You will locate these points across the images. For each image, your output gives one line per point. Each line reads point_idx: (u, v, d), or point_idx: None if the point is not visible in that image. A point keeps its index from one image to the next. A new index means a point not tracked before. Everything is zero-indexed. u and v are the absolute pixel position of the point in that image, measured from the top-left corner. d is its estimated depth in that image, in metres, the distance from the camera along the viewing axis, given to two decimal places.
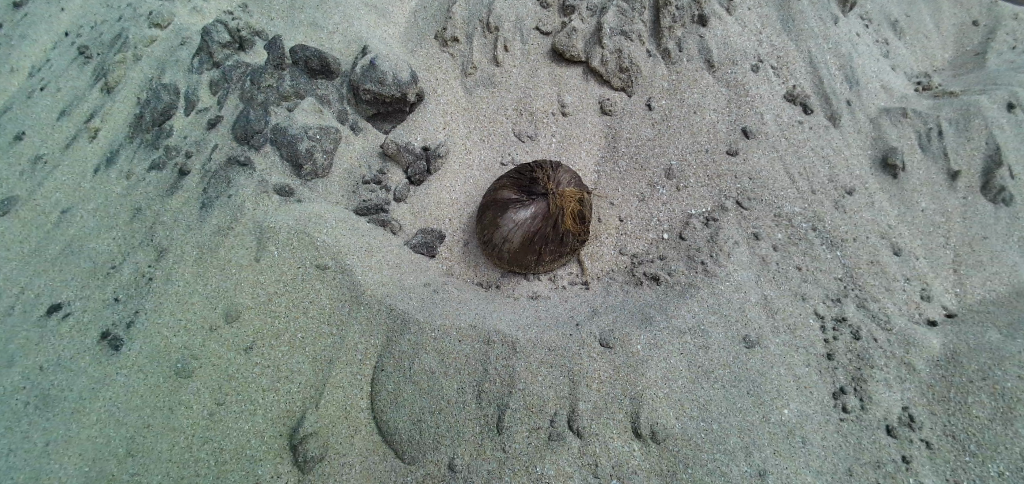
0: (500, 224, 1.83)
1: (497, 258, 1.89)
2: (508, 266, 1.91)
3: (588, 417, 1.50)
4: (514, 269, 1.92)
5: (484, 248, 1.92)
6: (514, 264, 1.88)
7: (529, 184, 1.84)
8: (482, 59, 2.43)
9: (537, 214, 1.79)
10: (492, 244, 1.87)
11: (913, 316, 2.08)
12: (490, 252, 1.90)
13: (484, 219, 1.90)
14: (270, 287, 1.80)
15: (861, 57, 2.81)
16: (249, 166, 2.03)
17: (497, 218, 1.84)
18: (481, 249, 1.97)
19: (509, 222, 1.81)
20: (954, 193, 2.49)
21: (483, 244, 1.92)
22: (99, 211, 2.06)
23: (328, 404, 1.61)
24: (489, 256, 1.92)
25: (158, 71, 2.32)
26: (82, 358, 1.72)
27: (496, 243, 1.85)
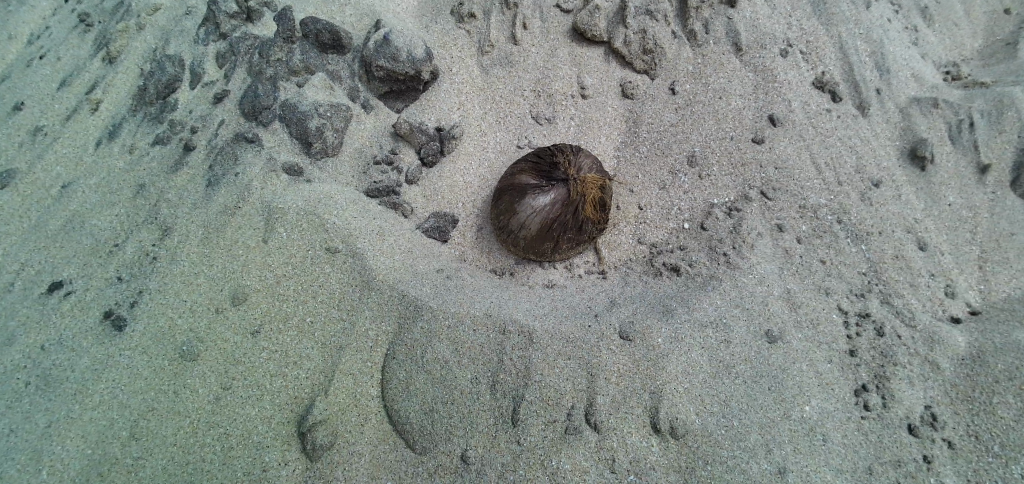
0: (518, 209, 1.76)
1: (512, 244, 1.83)
2: (523, 253, 1.85)
3: (606, 411, 1.45)
4: (530, 257, 1.86)
5: (500, 234, 1.86)
6: (530, 252, 1.82)
7: (549, 169, 1.77)
8: (499, 36, 2.33)
9: (557, 200, 1.72)
10: (508, 230, 1.80)
11: (937, 313, 2.03)
12: (505, 239, 1.84)
13: (500, 204, 1.84)
14: (278, 269, 1.74)
15: (891, 43, 2.70)
16: (257, 144, 1.96)
17: (514, 203, 1.77)
18: (496, 235, 1.91)
19: (527, 208, 1.74)
20: (983, 187, 2.41)
21: (498, 229, 1.86)
22: (101, 187, 1.99)
23: (337, 391, 1.57)
24: (505, 242, 1.86)
25: (162, 41, 2.23)
26: (84, 338, 1.68)
27: (512, 229, 1.78)
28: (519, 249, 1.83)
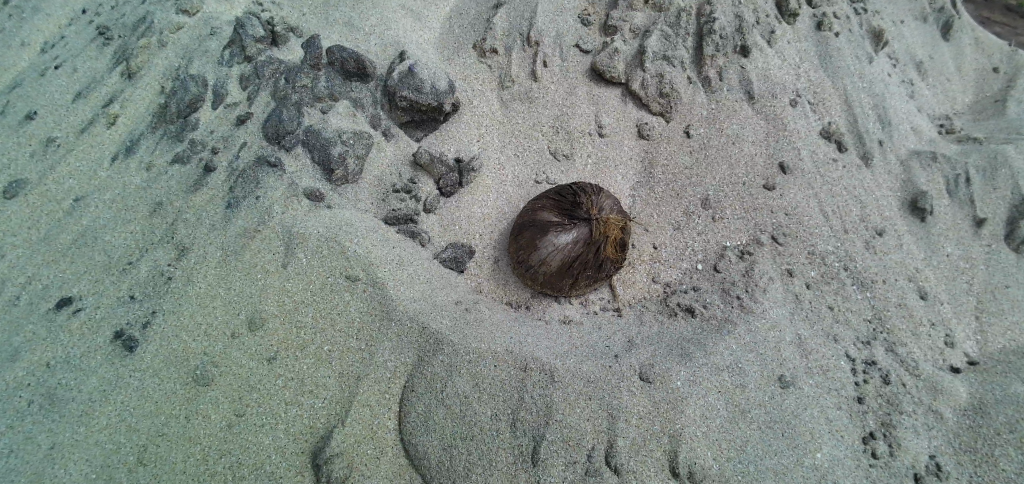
0: (538, 246, 1.78)
1: (530, 279, 1.85)
2: (540, 288, 1.87)
3: (625, 454, 1.45)
4: (546, 292, 1.88)
5: (517, 268, 1.88)
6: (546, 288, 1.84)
7: (571, 208, 1.81)
8: (521, 73, 2.40)
9: (578, 240, 1.75)
10: (527, 265, 1.83)
11: (937, 362, 2.08)
12: (523, 273, 1.86)
13: (519, 239, 1.86)
14: (297, 295, 1.73)
15: (891, 97, 2.83)
16: (279, 168, 1.97)
17: (534, 239, 1.79)
18: (513, 268, 1.92)
19: (548, 245, 1.76)
20: (977, 239, 2.51)
21: (516, 263, 1.88)
22: (117, 202, 1.97)
23: (354, 422, 1.54)
24: (522, 276, 1.88)
25: (186, 60, 2.25)
26: (93, 357, 1.63)
27: (532, 265, 1.80)
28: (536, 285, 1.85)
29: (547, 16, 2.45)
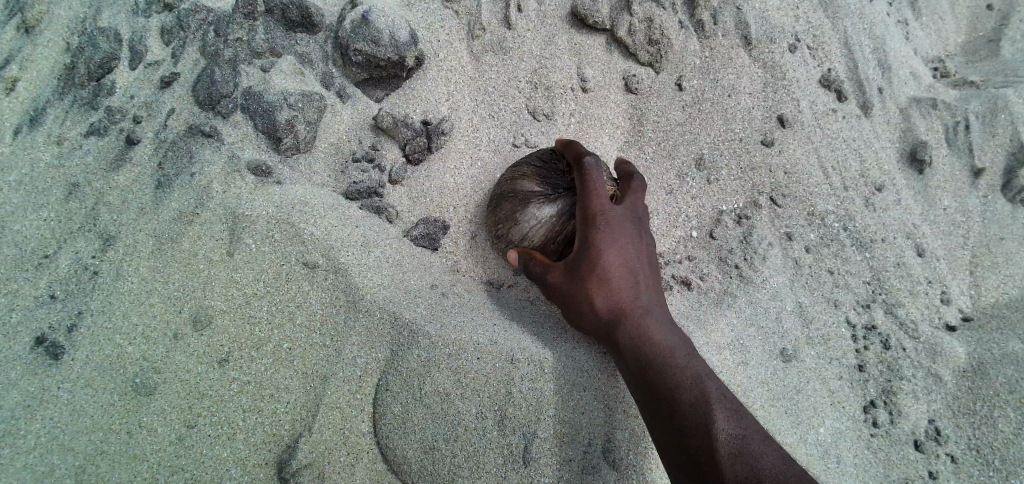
0: (518, 219, 1.57)
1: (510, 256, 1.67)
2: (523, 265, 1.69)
3: (625, 447, 1.33)
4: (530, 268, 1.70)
5: (497, 242, 1.70)
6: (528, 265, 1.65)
7: (555, 175, 1.59)
8: (492, 18, 2.10)
9: (563, 213, 1.53)
10: (506, 240, 1.64)
11: (934, 321, 2.02)
12: (503, 247, 1.68)
13: (497, 212, 1.66)
14: (248, 287, 1.51)
15: (891, 40, 2.63)
16: (216, 139, 1.69)
17: (513, 212, 1.59)
18: (494, 243, 1.73)
19: (528, 219, 1.55)
20: (974, 191, 2.42)
21: (496, 238, 1.69)
22: (23, 184, 1.66)
23: (322, 428, 1.38)
24: (503, 251, 1.70)
25: (92, 10, 1.88)
26: (10, 369, 1.40)
27: (511, 241, 1.62)
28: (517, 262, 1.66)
29: None
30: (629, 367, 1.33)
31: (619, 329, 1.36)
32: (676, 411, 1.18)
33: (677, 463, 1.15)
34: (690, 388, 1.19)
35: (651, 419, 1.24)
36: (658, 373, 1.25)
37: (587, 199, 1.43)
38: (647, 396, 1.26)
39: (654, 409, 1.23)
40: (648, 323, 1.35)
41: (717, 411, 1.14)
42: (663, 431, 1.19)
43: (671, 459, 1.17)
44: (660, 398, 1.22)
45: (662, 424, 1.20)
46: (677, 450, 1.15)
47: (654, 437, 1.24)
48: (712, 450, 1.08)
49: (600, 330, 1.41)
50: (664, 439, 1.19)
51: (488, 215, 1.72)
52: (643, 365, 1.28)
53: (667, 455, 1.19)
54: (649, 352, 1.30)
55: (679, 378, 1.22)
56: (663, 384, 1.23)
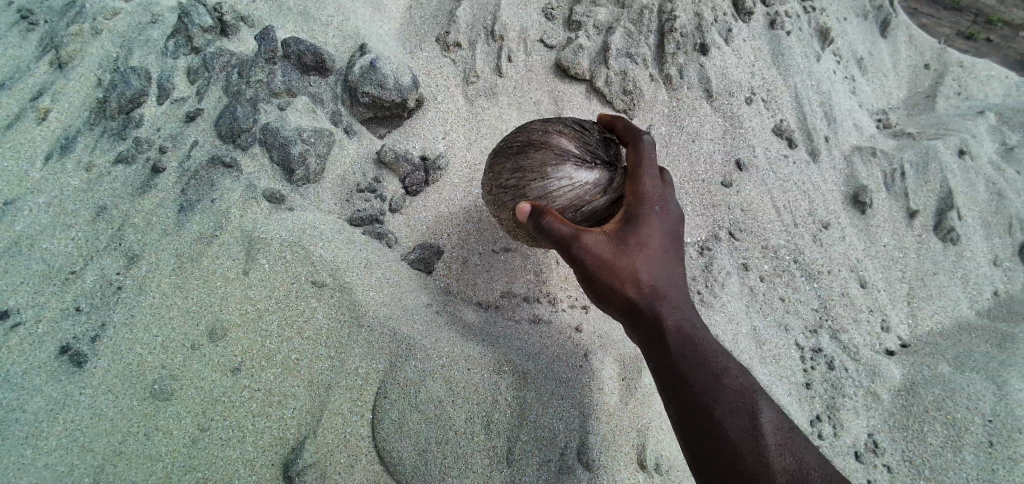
0: (545, 172, 1.44)
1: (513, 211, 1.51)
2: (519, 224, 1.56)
3: (598, 449, 1.49)
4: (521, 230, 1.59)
5: (503, 194, 1.53)
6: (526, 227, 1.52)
7: (598, 146, 1.52)
8: (486, 67, 2.37)
9: (595, 184, 1.44)
10: (518, 193, 1.48)
11: (875, 345, 2.27)
12: (508, 200, 1.52)
13: (518, 161, 1.49)
14: (261, 303, 1.67)
15: (837, 95, 2.99)
16: (235, 169, 1.88)
17: (542, 166, 1.45)
18: (496, 195, 1.56)
19: (557, 176, 1.42)
20: (911, 231, 2.72)
21: (503, 188, 1.52)
22: (53, 206, 1.83)
23: (325, 432, 1.52)
24: (505, 205, 1.54)
25: (124, 50, 2.08)
26: (37, 375, 1.53)
27: (525, 195, 1.46)
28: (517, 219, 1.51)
29: (511, 10, 2.45)
30: (665, 349, 1.28)
31: (659, 309, 1.31)
32: (720, 399, 1.19)
33: (715, 452, 1.15)
34: (734, 379, 1.21)
35: (687, 405, 1.22)
36: (702, 359, 1.24)
37: (643, 178, 1.40)
38: (686, 380, 1.23)
39: (694, 395, 1.21)
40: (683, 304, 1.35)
41: (757, 406, 1.18)
42: (704, 420, 1.18)
43: (708, 450, 1.17)
44: (702, 386, 1.21)
45: (703, 411, 1.19)
46: (718, 440, 1.15)
47: (686, 424, 1.23)
48: (756, 441, 1.12)
49: (634, 308, 1.34)
50: (704, 427, 1.18)
51: (501, 162, 1.55)
52: (685, 349, 1.26)
53: (705, 443, 1.18)
54: (690, 337, 1.27)
55: (720, 367, 1.23)
56: (705, 370, 1.23)
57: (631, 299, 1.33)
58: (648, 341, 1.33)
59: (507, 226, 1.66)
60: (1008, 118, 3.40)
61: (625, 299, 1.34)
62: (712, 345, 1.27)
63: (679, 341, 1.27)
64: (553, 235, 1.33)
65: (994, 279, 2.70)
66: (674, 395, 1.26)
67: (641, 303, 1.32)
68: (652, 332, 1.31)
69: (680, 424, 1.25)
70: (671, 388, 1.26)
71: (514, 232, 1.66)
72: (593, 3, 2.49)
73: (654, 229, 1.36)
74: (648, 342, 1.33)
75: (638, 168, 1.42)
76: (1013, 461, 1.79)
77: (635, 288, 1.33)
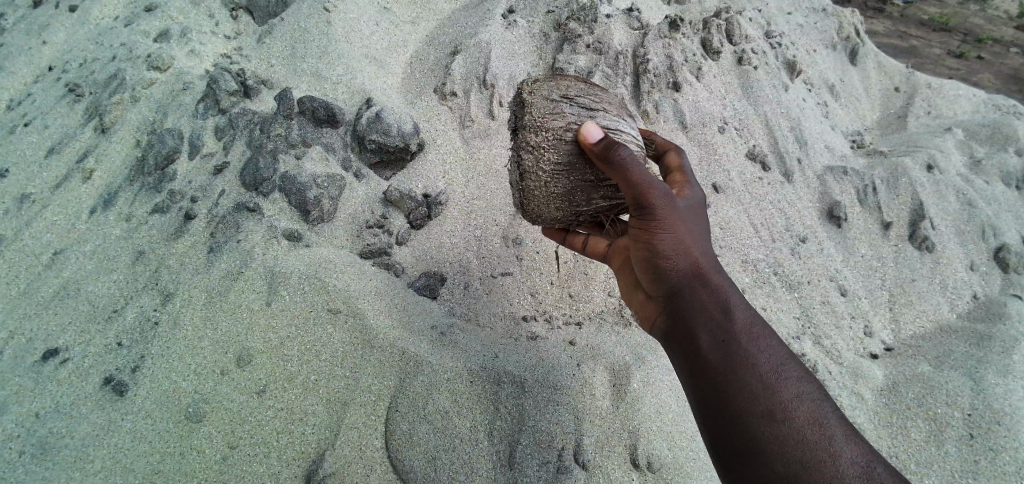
0: (618, 114, 1.38)
1: (571, 125, 1.28)
2: (561, 143, 1.27)
3: (591, 451, 1.67)
4: (555, 155, 1.27)
5: (565, 104, 1.32)
6: (571, 150, 1.26)
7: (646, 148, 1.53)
8: (479, 112, 2.63)
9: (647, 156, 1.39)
10: (585, 111, 1.33)
11: (859, 350, 2.39)
12: (568, 109, 1.32)
13: (594, 89, 1.40)
14: (282, 330, 1.85)
15: (807, 120, 3.21)
16: (258, 213, 2.10)
17: (616, 109, 1.40)
18: (558, 99, 1.33)
19: (625, 122, 1.38)
20: (887, 241, 2.87)
21: (568, 99, 1.34)
22: (98, 253, 2.06)
23: (342, 445, 1.67)
24: (562, 115, 1.30)
25: (160, 114, 2.36)
26: (83, 404, 1.70)
27: (596, 117, 1.32)
28: (571, 133, 1.27)
29: (500, 61, 2.73)
30: (717, 315, 1.02)
31: (714, 274, 1.08)
32: (779, 380, 0.91)
33: (768, 441, 0.85)
34: (795, 365, 0.94)
35: (735, 382, 0.93)
36: (760, 336, 0.97)
37: (688, 173, 1.39)
38: (738, 354, 0.95)
39: (748, 371, 0.93)
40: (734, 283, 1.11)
41: (820, 394, 0.90)
42: (754, 397, 0.90)
43: (759, 438, 0.86)
44: (757, 363, 0.94)
45: (757, 388, 0.91)
46: (774, 422, 0.86)
47: (728, 407, 0.93)
48: (822, 430, 0.84)
49: (688, 270, 1.09)
50: (756, 409, 0.89)
51: (569, 80, 1.40)
52: (742, 323, 0.99)
53: (756, 428, 0.87)
54: (749, 312, 1.01)
55: (780, 350, 0.96)
56: (762, 347, 0.96)
57: (687, 258, 1.09)
58: (693, 307, 1.06)
59: (526, 149, 1.32)
60: (976, 131, 3.59)
61: (679, 258, 1.10)
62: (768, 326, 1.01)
63: (737, 313, 1.01)
64: (624, 163, 1.14)
65: (973, 284, 2.81)
66: (719, 373, 0.96)
67: (695, 265, 1.09)
68: (702, 296, 1.05)
69: (717, 409, 0.95)
70: (718, 363, 0.97)
71: (532, 159, 1.30)
72: (573, 50, 2.77)
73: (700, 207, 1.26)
74: (693, 308, 1.06)
75: (682, 166, 1.43)
76: (994, 452, 1.95)
77: (692, 247, 1.11)
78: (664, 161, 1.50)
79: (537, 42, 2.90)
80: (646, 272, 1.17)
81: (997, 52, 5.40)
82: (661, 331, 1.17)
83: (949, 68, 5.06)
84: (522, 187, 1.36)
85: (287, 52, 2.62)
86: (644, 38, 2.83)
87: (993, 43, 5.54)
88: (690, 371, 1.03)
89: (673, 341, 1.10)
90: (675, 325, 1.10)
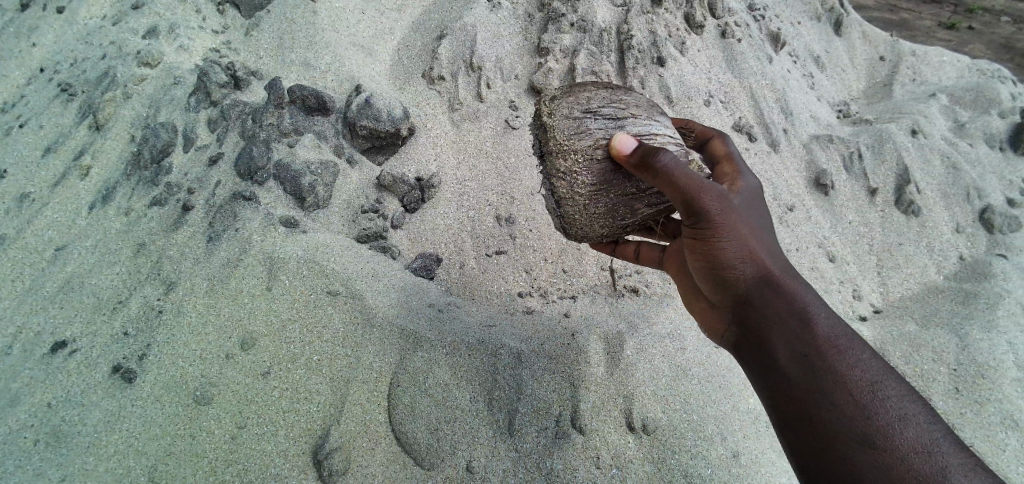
0: (649, 115, 1.35)
1: (600, 141, 1.27)
2: (594, 162, 1.26)
3: (588, 415, 1.74)
4: (588, 176, 1.27)
5: (590, 119, 1.31)
6: (606, 167, 1.26)
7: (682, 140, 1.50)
8: (468, 95, 2.67)
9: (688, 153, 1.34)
10: (613, 122, 1.31)
11: (848, 313, 2.44)
12: (594, 125, 1.30)
13: (617, 95, 1.38)
14: (284, 313, 1.90)
15: (792, 91, 3.24)
16: (254, 202, 2.13)
17: (645, 110, 1.37)
18: (581, 119, 1.32)
19: (659, 123, 1.35)
20: (873, 206, 2.92)
21: (591, 113, 1.32)
22: (99, 248, 2.10)
23: (348, 420, 1.73)
24: (588, 132, 1.29)
25: (153, 109, 2.39)
26: (94, 392, 1.75)
27: (625, 125, 1.30)
28: (602, 149, 1.26)
29: (486, 44, 2.76)
30: (797, 330, 1.03)
31: (789, 285, 1.09)
32: (874, 400, 0.90)
33: (869, 469, 0.83)
34: (892, 385, 0.93)
35: (826, 404, 0.93)
36: (846, 351, 0.97)
37: (738, 161, 1.40)
38: (825, 373, 0.96)
39: (840, 391, 0.93)
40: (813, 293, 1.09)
41: (928, 419, 0.87)
42: (848, 421, 0.89)
43: (857, 466, 0.85)
44: (850, 382, 0.93)
45: (852, 411, 0.90)
46: (872, 450, 0.85)
47: (818, 429, 0.93)
48: (931, 459, 0.81)
49: (759, 280, 1.10)
50: (855, 434, 0.88)
51: (590, 91, 1.39)
52: (825, 339, 1.00)
53: (853, 455, 0.86)
54: (830, 326, 1.01)
55: (873, 369, 0.95)
56: (853, 366, 0.95)
57: (756, 268, 1.10)
58: (770, 323, 1.07)
59: (558, 175, 1.33)
60: (960, 97, 3.62)
61: (748, 267, 1.10)
62: (857, 341, 1.00)
63: (818, 327, 1.02)
64: (666, 169, 1.08)
65: (959, 245, 2.88)
66: (807, 393, 0.97)
67: (766, 274, 1.10)
68: (779, 309, 1.06)
69: (807, 430, 0.95)
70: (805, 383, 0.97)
71: (565, 184, 1.32)
72: (558, 30, 2.79)
73: (760, 206, 1.26)
74: (769, 321, 1.07)
75: (728, 153, 1.44)
76: (978, 403, 2.05)
77: (761, 255, 1.11)
78: (708, 149, 1.50)
79: (522, 24, 2.91)
80: (712, 285, 1.19)
81: (988, 22, 5.40)
82: (735, 345, 1.19)
83: (935, 38, 5.06)
84: (560, 212, 1.38)
85: (275, 43, 2.64)
86: (627, 14, 2.85)
87: (984, 12, 5.53)
88: (773, 388, 1.04)
89: (751, 356, 1.12)
90: (751, 339, 1.12)
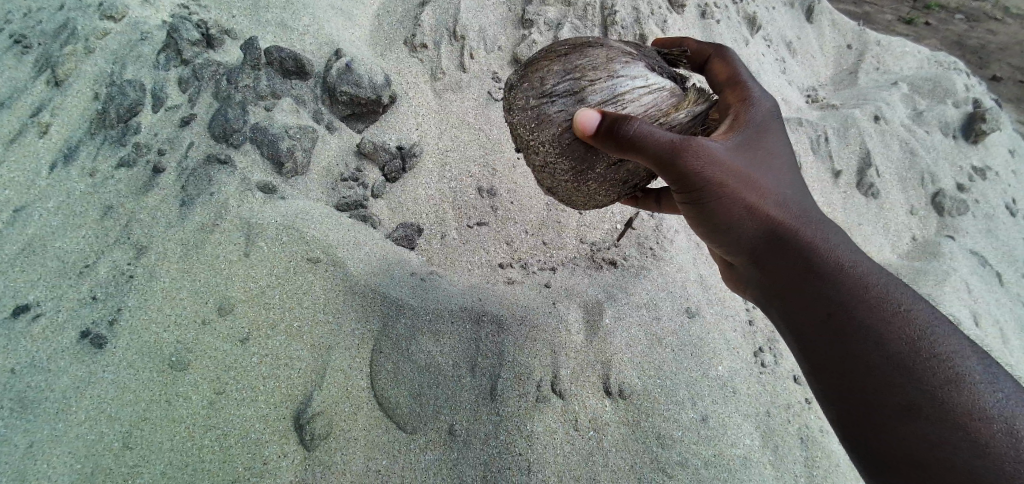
0: (609, 72, 1.29)
1: (563, 125, 1.28)
2: (565, 147, 1.29)
3: (568, 381, 1.81)
4: (564, 163, 1.31)
5: (549, 104, 1.30)
6: (576, 148, 1.28)
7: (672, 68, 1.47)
8: (450, 64, 2.63)
9: (676, 93, 1.32)
10: (571, 98, 1.28)
11: None
12: (553, 110, 1.29)
13: (572, 63, 1.32)
14: (262, 280, 1.87)
15: (766, 75, 3.34)
16: (230, 165, 2.08)
17: (604, 67, 1.30)
18: (540, 110, 1.32)
19: (624, 79, 1.29)
20: (838, 188, 3.05)
21: (548, 97, 1.31)
22: (62, 210, 2.01)
23: (331, 386, 1.75)
24: (549, 119, 1.30)
25: (118, 65, 2.27)
26: (61, 358, 1.69)
27: (585, 98, 1.27)
28: (567, 132, 1.27)
29: (469, 12, 2.71)
30: (818, 290, 1.01)
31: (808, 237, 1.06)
32: (913, 361, 0.86)
33: (915, 438, 0.82)
34: (937, 340, 0.87)
35: (863, 367, 0.91)
36: (875, 306, 0.93)
37: (743, 78, 1.41)
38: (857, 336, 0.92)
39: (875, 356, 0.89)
40: (834, 239, 1.06)
41: (986, 376, 0.83)
42: (889, 389, 0.86)
43: (903, 434, 0.84)
44: (884, 344, 0.89)
45: (887, 375, 0.87)
46: (917, 417, 0.82)
47: (856, 395, 0.92)
48: (987, 425, 0.77)
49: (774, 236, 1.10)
50: (896, 402, 0.85)
51: (543, 69, 1.35)
52: (851, 296, 0.96)
53: (897, 424, 0.85)
54: (855, 279, 0.98)
55: (909, 321, 0.90)
56: (885, 325, 0.91)
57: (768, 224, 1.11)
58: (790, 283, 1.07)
59: (539, 169, 1.40)
60: (920, 86, 3.79)
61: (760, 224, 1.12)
62: (889, 289, 0.95)
63: (841, 283, 0.98)
64: (644, 142, 1.08)
65: (914, 228, 3.06)
66: (840, 357, 0.95)
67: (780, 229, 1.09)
68: (798, 266, 1.05)
69: (849, 397, 0.94)
70: (835, 349, 0.96)
71: (549, 177, 1.39)
72: (543, 2, 2.77)
73: (772, 144, 1.22)
74: (792, 282, 1.06)
75: (732, 71, 1.46)
76: None
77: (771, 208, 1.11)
78: (711, 71, 1.52)
79: None
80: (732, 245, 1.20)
81: (945, 17, 5.63)
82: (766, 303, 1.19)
83: (898, 31, 5.27)
84: (558, 198, 1.47)
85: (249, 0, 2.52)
86: None
87: (941, 8, 5.74)
88: (805, 350, 1.04)
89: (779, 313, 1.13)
90: (777, 298, 1.12)
